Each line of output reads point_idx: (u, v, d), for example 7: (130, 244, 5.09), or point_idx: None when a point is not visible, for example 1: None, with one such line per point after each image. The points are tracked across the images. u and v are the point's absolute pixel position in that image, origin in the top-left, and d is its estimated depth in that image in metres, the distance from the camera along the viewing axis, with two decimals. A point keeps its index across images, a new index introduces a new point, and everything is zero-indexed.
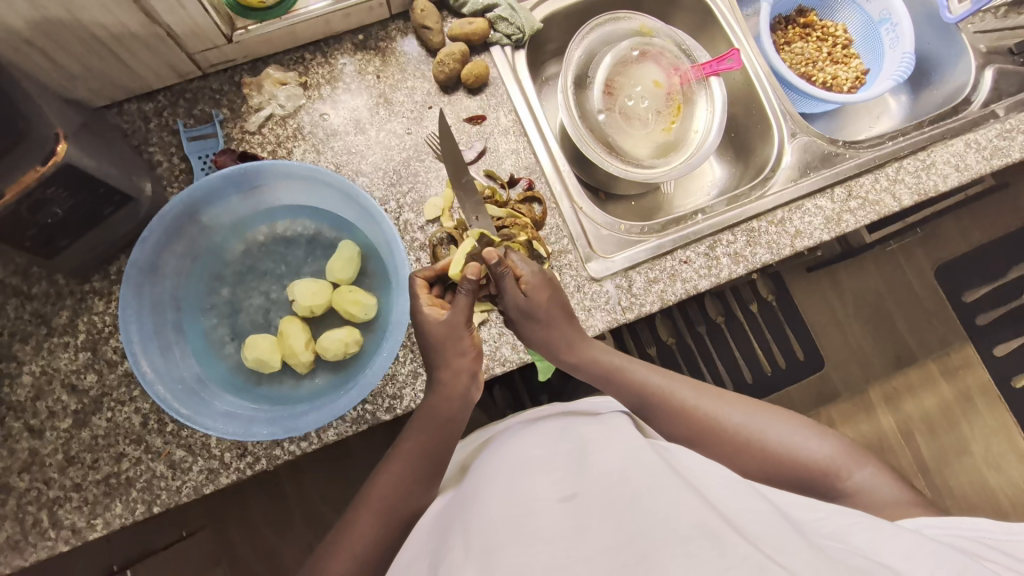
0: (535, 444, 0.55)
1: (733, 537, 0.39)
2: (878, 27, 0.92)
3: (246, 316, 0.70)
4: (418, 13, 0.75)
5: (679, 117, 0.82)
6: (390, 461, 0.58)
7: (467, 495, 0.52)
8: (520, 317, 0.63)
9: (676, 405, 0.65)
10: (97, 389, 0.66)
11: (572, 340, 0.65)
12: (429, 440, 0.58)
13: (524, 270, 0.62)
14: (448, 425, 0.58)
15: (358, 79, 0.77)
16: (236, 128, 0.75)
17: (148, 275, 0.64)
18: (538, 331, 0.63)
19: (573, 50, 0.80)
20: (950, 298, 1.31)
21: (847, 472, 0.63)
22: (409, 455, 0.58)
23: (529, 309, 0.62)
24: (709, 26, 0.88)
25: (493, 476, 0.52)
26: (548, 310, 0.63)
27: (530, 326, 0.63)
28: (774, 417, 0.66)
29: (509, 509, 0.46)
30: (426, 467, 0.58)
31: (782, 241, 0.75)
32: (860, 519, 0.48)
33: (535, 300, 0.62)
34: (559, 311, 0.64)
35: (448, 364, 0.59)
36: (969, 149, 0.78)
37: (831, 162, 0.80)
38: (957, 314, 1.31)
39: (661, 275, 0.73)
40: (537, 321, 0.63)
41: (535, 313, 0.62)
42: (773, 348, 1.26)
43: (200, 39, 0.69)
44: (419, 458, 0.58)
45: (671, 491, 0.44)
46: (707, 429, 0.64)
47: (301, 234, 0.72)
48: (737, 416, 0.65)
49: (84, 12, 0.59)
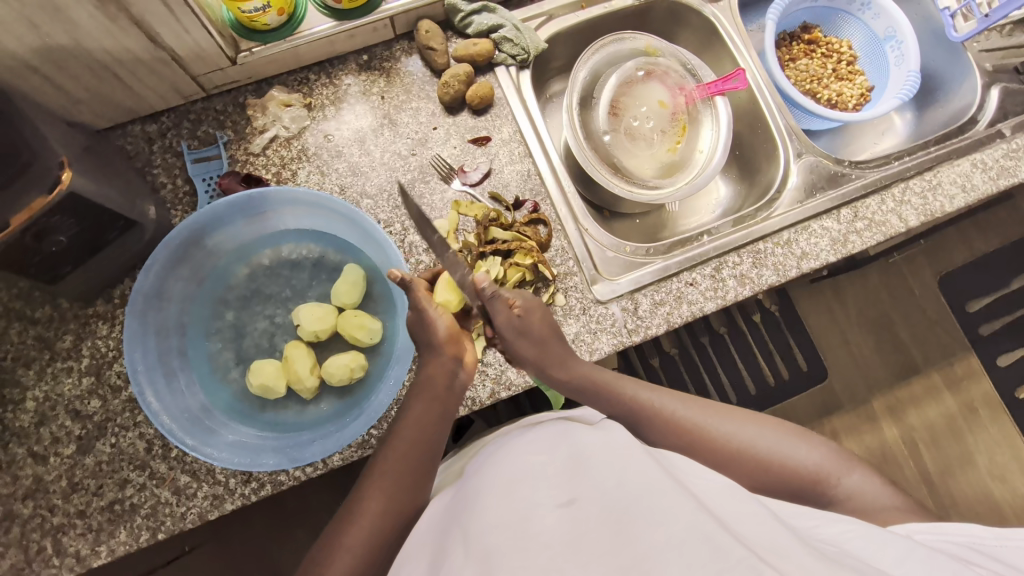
0: (531, 446, 0.55)
1: (728, 541, 0.40)
2: (883, 44, 0.92)
3: (250, 341, 0.69)
4: (423, 34, 0.75)
5: (685, 137, 0.81)
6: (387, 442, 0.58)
7: (466, 500, 0.51)
8: (512, 334, 0.62)
9: (664, 416, 0.65)
10: (102, 415, 0.66)
11: (563, 358, 0.64)
12: (427, 413, 0.59)
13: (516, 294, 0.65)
14: (442, 401, 0.60)
15: (364, 100, 0.77)
16: (241, 150, 0.74)
17: (154, 302, 0.63)
18: (528, 348, 0.62)
19: (578, 70, 0.79)
20: (953, 309, 1.31)
21: (836, 478, 0.62)
22: (405, 432, 0.58)
23: (522, 327, 0.62)
24: (713, 44, 0.88)
25: (490, 482, 0.51)
26: (540, 329, 0.64)
27: (524, 342, 0.62)
28: (761, 423, 0.66)
29: (508, 514, 0.45)
30: (426, 440, 0.59)
31: (788, 262, 0.75)
32: (853, 526, 0.47)
33: (528, 320, 0.63)
34: (549, 329, 0.65)
35: (431, 347, 0.61)
36: (975, 169, 0.78)
37: (837, 182, 0.79)
38: (960, 325, 1.31)
39: (668, 298, 0.72)
40: (531, 337, 0.63)
41: (528, 329, 0.63)
42: (777, 359, 1.26)
43: (203, 62, 0.69)
44: (420, 433, 0.59)
45: (667, 497, 0.44)
46: (696, 439, 0.64)
47: (305, 257, 0.71)
48: (724, 426, 0.65)
49: (88, 38, 0.59)
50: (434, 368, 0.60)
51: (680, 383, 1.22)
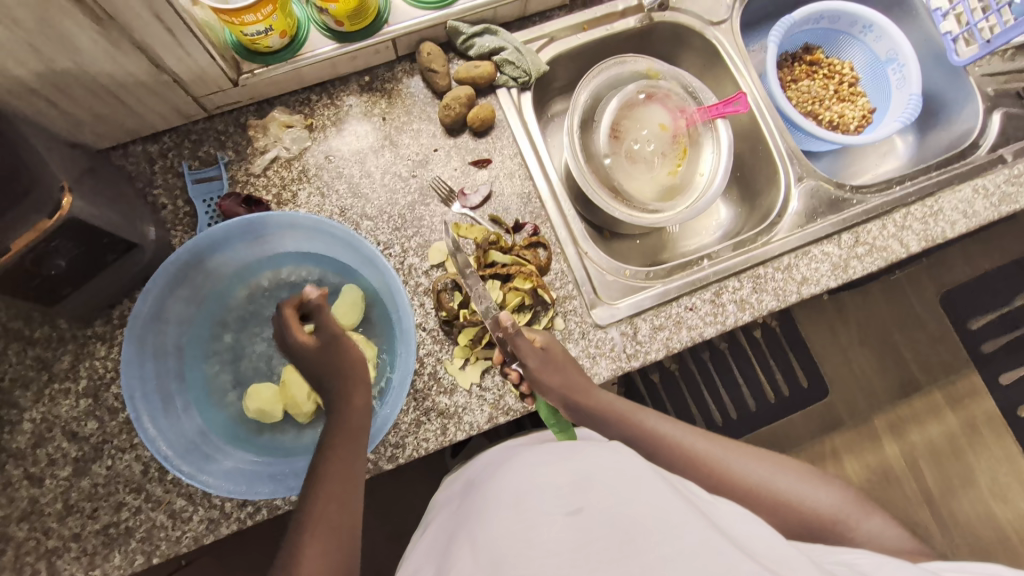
0: (535, 452, 0.53)
1: (738, 563, 0.41)
2: (885, 66, 0.92)
3: (249, 363, 0.69)
4: (425, 56, 0.75)
5: (685, 160, 0.81)
6: (302, 539, 0.51)
7: (473, 507, 0.50)
8: (539, 366, 0.63)
9: (684, 452, 0.64)
10: (98, 437, 0.66)
11: (585, 387, 0.65)
12: (339, 481, 0.54)
13: (539, 332, 0.66)
14: (352, 455, 0.55)
15: (365, 121, 0.77)
16: (242, 170, 0.74)
17: (151, 326, 0.62)
18: (555, 379, 0.63)
19: (579, 93, 0.79)
20: (955, 326, 1.31)
21: (855, 522, 0.62)
22: (315, 527, 0.51)
23: (548, 359, 0.63)
24: (715, 67, 0.87)
25: (496, 488, 0.50)
26: (565, 362, 0.65)
27: (550, 374, 0.63)
28: (780, 464, 0.65)
29: (513, 522, 0.44)
30: (344, 520, 0.53)
31: (788, 288, 0.74)
32: (867, 556, 0.48)
33: (552, 353, 0.64)
34: (573, 366, 0.65)
35: (346, 383, 0.58)
36: (977, 195, 0.78)
37: (838, 208, 0.79)
38: (962, 342, 1.30)
39: (667, 322, 0.72)
40: (557, 369, 0.63)
41: (553, 359, 0.64)
42: (776, 377, 1.26)
43: (205, 84, 0.69)
44: (333, 517, 0.52)
45: (679, 516, 0.44)
46: (717, 476, 0.63)
47: (304, 279, 0.71)
48: (744, 464, 0.64)
49: (90, 61, 0.59)
50: (357, 403, 0.58)
51: (679, 400, 1.22)
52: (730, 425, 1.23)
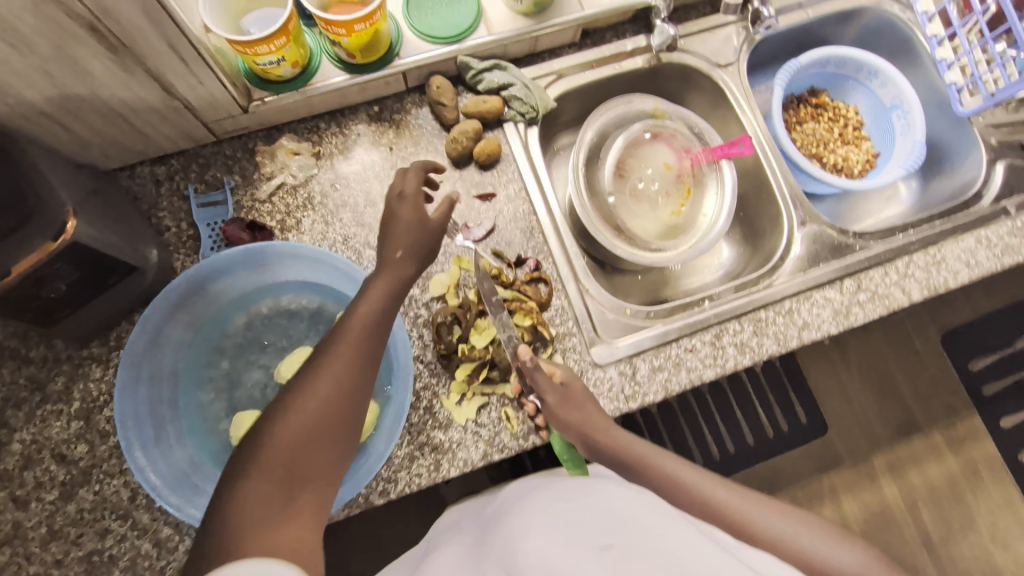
0: (560, 491, 0.53)
1: None
2: (889, 112, 0.93)
3: (244, 391, 0.68)
4: (435, 89, 0.76)
5: (689, 200, 0.82)
6: (320, 362, 0.50)
7: (492, 549, 0.47)
8: (557, 402, 0.64)
9: (701, 500, 0.61)
10: (88, 460, 0.65)
11: (605, 426, 0.65)
12: (377, 324, 0.53)
13: (558, 367, 0.67)
14: (389, 314, 0.55)
15: (372, 149, 0.77)
16: (247, 196, 0.75)
17: (148, 352, 0.62)
18: (574, 416, 0.64)
19: (586, 130, 0.80)
20: (956, 366, 1.30)
21: None
22: (332, 363, 0.50)
23: (567, 395, 0.65)
24: (721, 108, 0.88)
25: (515, 529, 0.48)
26: (582, 401, 0.65)
27: (567, 411, 0.64)
28: (809, 523, 0.60)
29: (546, 559, 0.42)
30: (363, 371, 0.51)
31: (789, 332, 0.74)
32: None
33: (572, 390, 0.65)
34: (592, 404, 0.66)
35: (398, 240, 0.58)
36: (979, 245, 0.79)
37: (841, 253, 0.79)
38: (962, 383, 1.29)
39: (666, 363, 0.72)
40: (575, 406, 0.64)
41: (572, 397, 0.65)
42: (775, 412, 1.25)
43: (215, 110, 0.70)
44: (351, 363, 0.50)
45: (710, 556, 0.45)
46: (736, 528, 0.58)
47: (304, 307, 0.70)
48: (769, 520, 0.59)
49: (103, 86, 0.59)
50: (404, 257, 0.57)
51: (677, 434, 1.21)
52: (727, 460, 1.22)
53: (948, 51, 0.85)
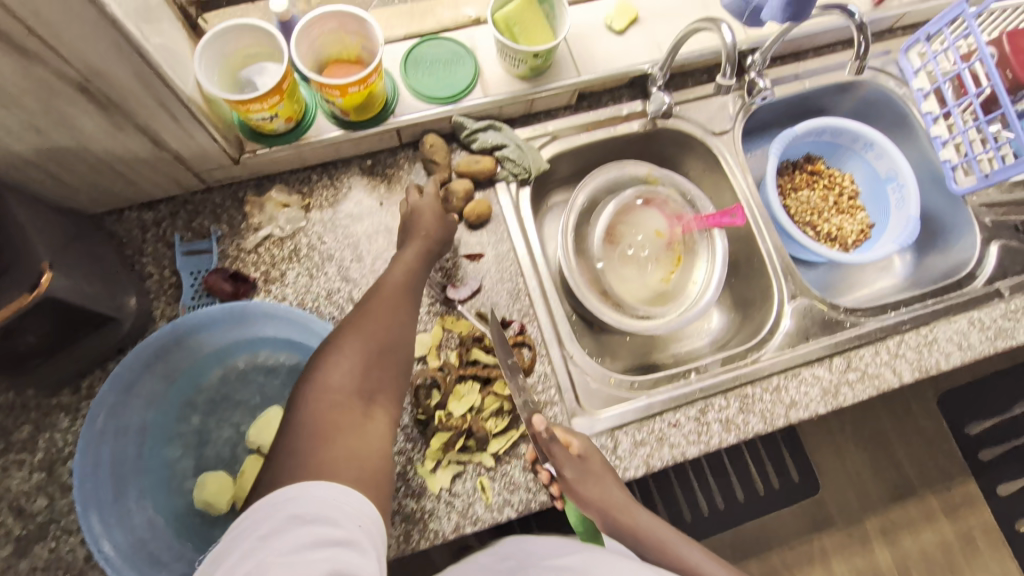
0: None
1: None
2: (884, 184, 0.93)
3: (213, 449, 0.66)
4: (428, 147, 0.76)
5: (678, 268, 0.81)
6: (364, 310, 0.60)
7: None
8: (575, 477, 0.63)
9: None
10: (46, 515, 0.63)
11: (627, 504, 0.65)
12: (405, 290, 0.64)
13: (575, 436, 0.65)
14: (417, 276, 0.66)
15: (362, 203, 0.77)
16: (233, 245, 0.74)
17: (114, 410, 0.60)
18: (592, 491, 0.63)
19: (577, 194, 0.79)
20: (952, 429, 1.28)
21: None
22: (376, 309, 0.61)
23: (584, 469, 0.63)
24: (715, 174, 0.88)
25: None
26: (602, 474, 0.64)
27: (586, 486, 0.63)
28: None
29: None
30: (401, 316, 0.62)
31: (776, 410, 0.72)
32: None
33: (589, 463, 0.64)
34: (610, 479, 0.65)
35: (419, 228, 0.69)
36: (972, 327, 0.78)
37: (831, 329, 0.78)
38: (959, 447, 1.27)
39: (649, 437, 0.70)
40: (592, 481, 0.63)
41: (590, 470, 0.64)
42: (766, 469, 1.22)
43: (206, 161, 0.70)
44: (389, 309, 0.61)
45: None
46: None
47: (282, 363, 0.69)
48: None
49: (91, 140, 0.59)
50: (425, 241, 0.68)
51: (667, 490, 1.18)
52: (712, 516, 1.18)
53: (943, 128, 0.85)
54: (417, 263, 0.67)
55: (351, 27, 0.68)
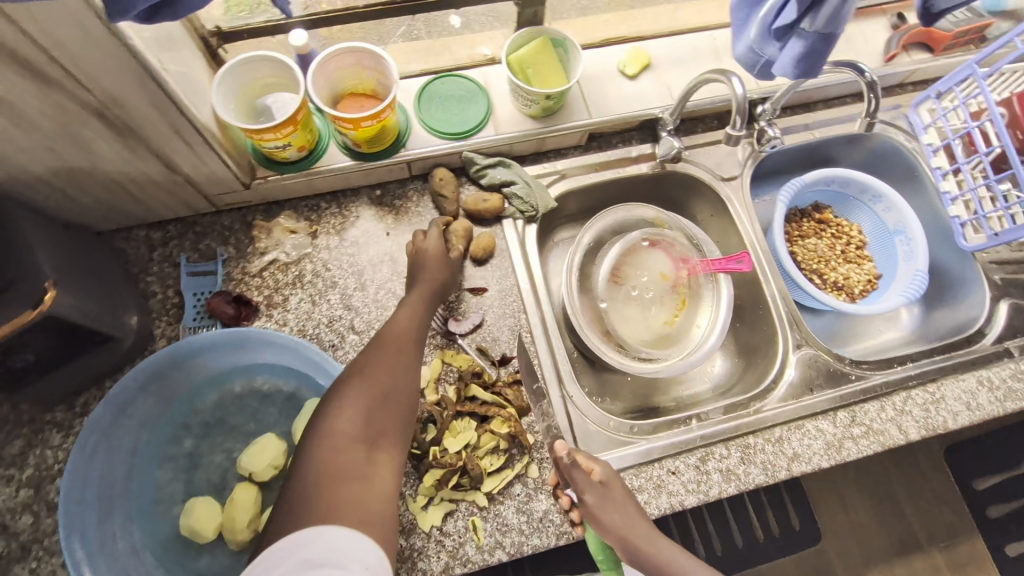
0: None
1: None
2: (892, 236, 0.93)
3: (203, 474, 0.65)
4: (437, 181, 0.77)
5: (683, 311, 0.80)
6: (374, 353, 0.61)
7: None
8: (596, 502, 0.61)
9: None
10: (29, 534, 0.62)
11: (649, 533, 0.61)
12: (409, 333, 0.65)
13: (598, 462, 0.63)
14: (421, 321, 0.67)
15: (369, 232, 0.78)
16: (238, 268, 0.74)
17: (107, 431, 0.60)
18: (612, 517, 0.61)
19: (584, 233, 0.80)
20: (959, 483, 1.25)
21: None
22: (385, 353, 0.61)
23: (606, 495, 0.61)
24: (722, 219, 0.88)
25: None
26: (622, 502, 0.62)
27: (607, 512, 0.61)
28: None
29: None
30: (409, 359, 0.62)
31: (778, 462, 0.71)
32: None
33: (611, 489, 0.62)
34: (632, 506, 0.62)
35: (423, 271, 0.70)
36: (981, 387, 0.76)
37: (837, 381, 0.77)
38: (966, 500, 1.24)
39: (647, 484, 0.68)
40: (612, 507, 0.61)
41: (611, 496, 0.61)
42: (769, 517, 1.18)
43: (217, 185, 0.71)
44: (395, 354, 0.61)
45: None
46: None
47: (278, 390, 0.69)
48: None
49: (105, 163, 0.61)
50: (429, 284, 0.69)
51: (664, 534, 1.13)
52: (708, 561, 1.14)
53: (953, 184, 0.85)
54: (427, 306, 0.68)
55: (368, 63, 0.69)
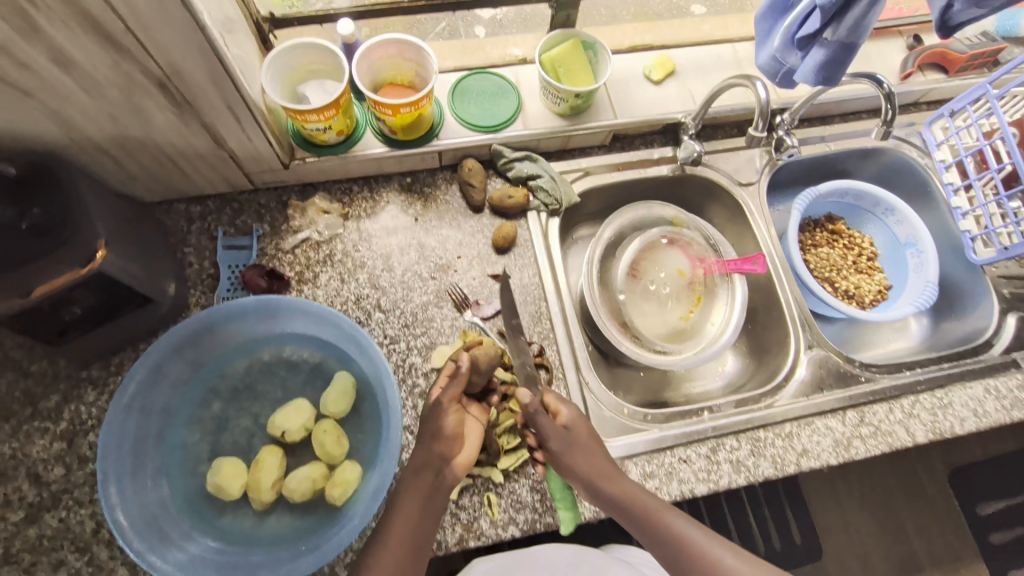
0: None
1: None
2: (903, 249, 0.95)
3: (229, 437, 0.68)
4: (466, 171, 0.80)
5: (698, 307, 0.83)
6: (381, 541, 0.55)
7: None
8: (563, 447, 0.63)
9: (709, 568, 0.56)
10: (60, 485, 0.65)
11: (611, 472, 0.62)
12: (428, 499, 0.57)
13: (563, 405, 0.66)
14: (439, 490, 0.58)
15: (399, 217, 0.81)
16: (272, 245, 0.77)
17: (145, 387, 0.63)
18: (580, 459, 0.62)
19: (605, 227, 0.82)
20: (963, 507, 1.25)
21: None
22: (397, 535, 0.55)
23: (570, 438, 0.63)
24: (738, 223, 0.91)
25: None
26: (586, 440, 0.64)
27: (573, 453, 0.63)
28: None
29: None
30: (424, 533, 0.56)
31: (788, 457, 0.72)
32: None
33: (575, 432, 0.64)
34: (595, 443, 0.64)
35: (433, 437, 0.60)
36: (988, 395, 0.78)
37: (846, 382, 0.79)
38: (969, 525, 1.24)
39: (658, 471, 0.70)
40: (579, 450, 0.63)
41: (577, 440, 0.64)
42: (769, 529, 1.19)
43: (259, 163, 0.74)
44: (411, 532, 0.55)
45: None
46: None
47: (306, 361, 0.71)
48: None
49: (159, 133, 0.64)
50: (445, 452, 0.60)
51: None
52: None
53: (963, 200, 0.88)
54: (435, 488, 0.58)
55: (409, 54, 0.73)
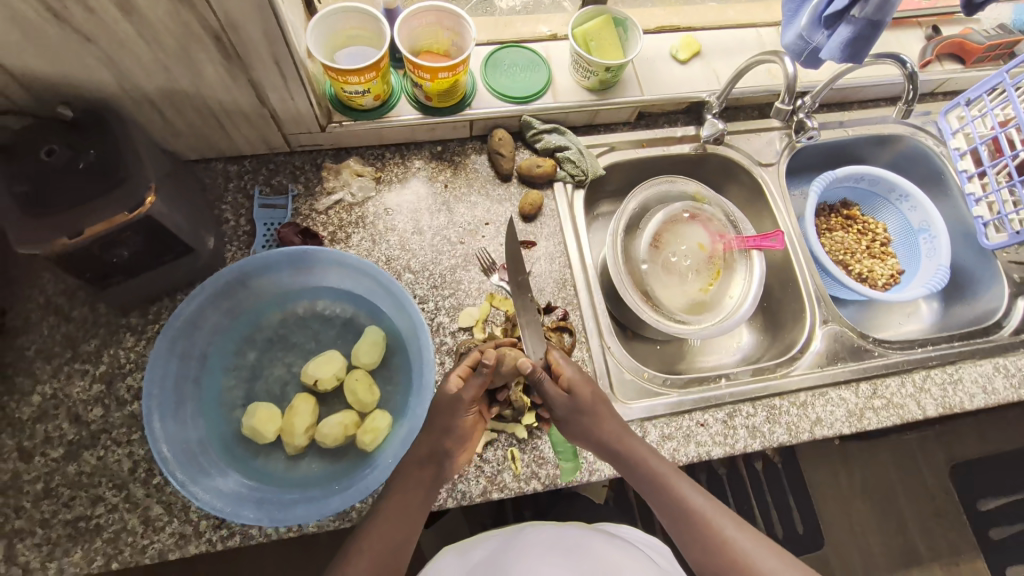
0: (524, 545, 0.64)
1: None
2: (916, 235, 0.97)
3: (264, 384, 0.70)
4: (496, 140, 0.82)
5: (717, 281, 0.85)
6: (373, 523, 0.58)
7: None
8: (568, 412, 0.65)
9: (712, 537, 0.61)
10: (99, 425, 0.67)
11: (620, 434, 0.65)
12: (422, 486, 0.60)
13: (566, 367, 0.66)
14: (438, 477, 0.61)
15: (429, 183, 0.83)
16: (306, 205, 0.79)
17: (187, 330, 0.65)
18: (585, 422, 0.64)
19: (629, 199, 0.85)
20: (963, 500, 1.27)
21: None
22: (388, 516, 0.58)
23: (575, 406, 0.64)
24: (757, 203, 0.93)
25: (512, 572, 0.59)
26: (593, 403, 0.65)
27: (580, 420, 0.65)
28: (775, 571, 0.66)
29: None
30: (413, 516, 0.59)
31: (802, 425, 0.74)
32: None
33: (579, 397, 0.65)
34: (603, 405, 0.66)
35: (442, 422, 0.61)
36: (997, 372, 0.80)
37: (860, 356, 0.81)
38: (968, 518, 1.26)
39: (677, 433, 0.72)
40: (586, 415, 0.64)
41: (582, 405, 0.64)
42: (772, 517, 1.20)
43: (297, 124, 0.76)
44: (401, 512, 0.58)
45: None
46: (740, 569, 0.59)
47: (338, 315, 0.73)
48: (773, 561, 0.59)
49: (207, 88, 0.67)
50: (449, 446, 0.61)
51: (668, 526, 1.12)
52: None
53: (977, 186, 0.90)
54: (431, 475, 0.61)
55: (447, 23, 0.75)
